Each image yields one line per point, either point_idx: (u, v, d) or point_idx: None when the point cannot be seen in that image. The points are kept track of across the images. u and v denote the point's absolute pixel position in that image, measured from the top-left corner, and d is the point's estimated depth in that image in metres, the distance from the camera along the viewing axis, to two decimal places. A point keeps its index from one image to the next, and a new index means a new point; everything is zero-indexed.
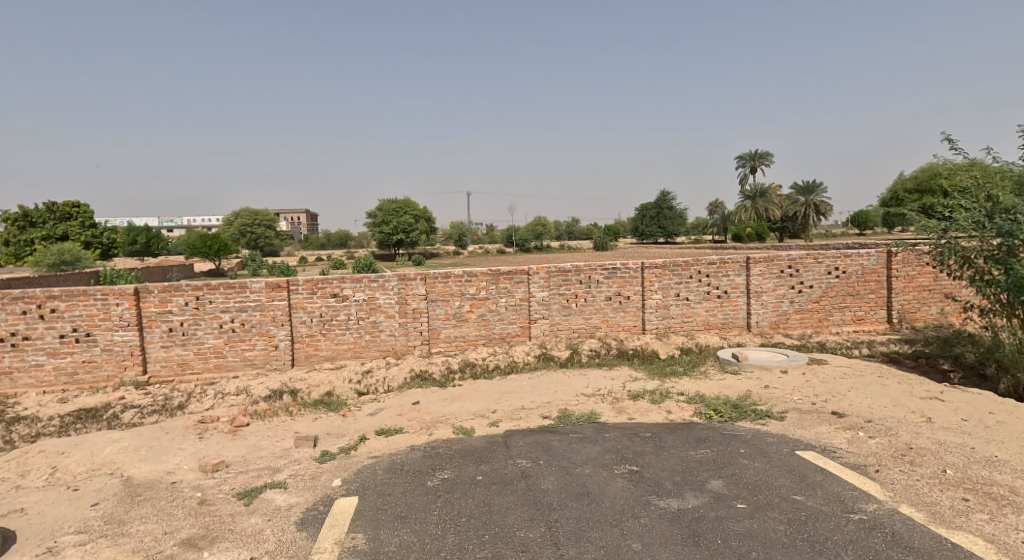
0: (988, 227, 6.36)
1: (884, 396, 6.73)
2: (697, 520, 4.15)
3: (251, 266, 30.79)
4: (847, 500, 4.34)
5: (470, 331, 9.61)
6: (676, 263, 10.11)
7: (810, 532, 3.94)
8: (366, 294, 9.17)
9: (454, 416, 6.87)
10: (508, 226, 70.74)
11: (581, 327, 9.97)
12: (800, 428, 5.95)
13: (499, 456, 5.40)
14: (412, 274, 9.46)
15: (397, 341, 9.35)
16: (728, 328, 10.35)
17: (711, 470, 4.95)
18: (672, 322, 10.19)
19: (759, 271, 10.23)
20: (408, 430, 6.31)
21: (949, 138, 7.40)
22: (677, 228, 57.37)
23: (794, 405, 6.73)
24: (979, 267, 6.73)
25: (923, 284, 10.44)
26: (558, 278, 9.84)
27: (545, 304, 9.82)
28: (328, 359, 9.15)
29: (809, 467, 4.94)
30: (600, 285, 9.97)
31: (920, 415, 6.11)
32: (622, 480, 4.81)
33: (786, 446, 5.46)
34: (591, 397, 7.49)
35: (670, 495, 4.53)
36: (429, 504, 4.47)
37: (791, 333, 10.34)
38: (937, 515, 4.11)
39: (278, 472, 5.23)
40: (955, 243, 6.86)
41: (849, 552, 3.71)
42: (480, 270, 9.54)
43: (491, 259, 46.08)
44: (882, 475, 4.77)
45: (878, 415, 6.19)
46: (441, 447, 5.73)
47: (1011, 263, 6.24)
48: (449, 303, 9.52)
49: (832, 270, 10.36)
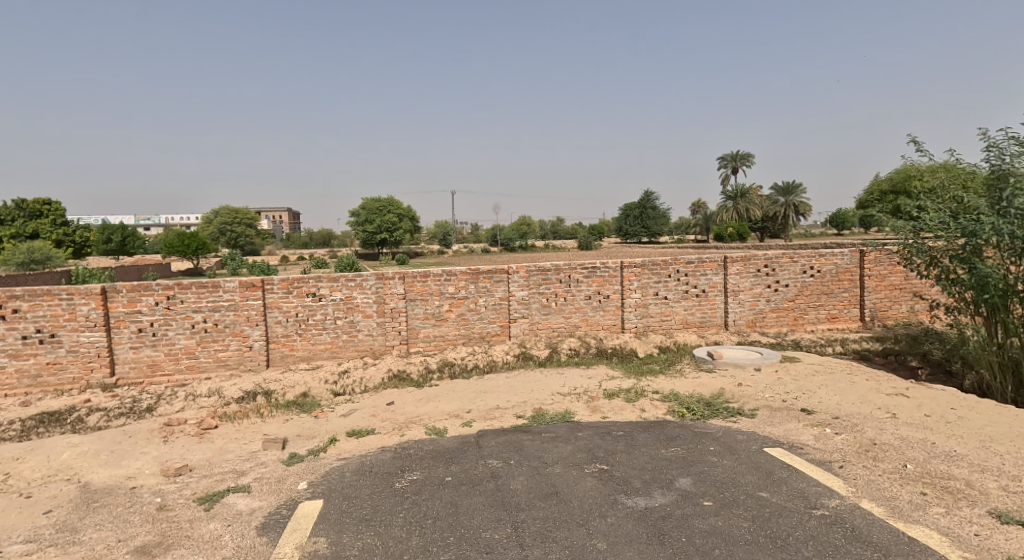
0: (953, 227, 6.42)
1: (853, 393, 6.83)
2: (663, 518, 4.16)
3: (230, 265, 30.34)
4: (810, 496, 4.40)
5: (449, 330, 9.56)
6: (655, 261, 10.18)
7: (773, 528, 3.98)
8: (343, 293, 9.08)
9: (429, 416, 6.82)
10: (493, 225, 70.82)
11: (561, 327, 9.97)
12: (770, 425, 6.03)
13: (470, 456, 5.37)
14: (390, 273, 9.38)
15: (375, 340, 9.26)
16: (706, 327, 10.43)
17: (680, 468, 4.99)
18: (651, 320, 10.24)
19: (736, 271, 10.35)
20: (380, 431, 6.26)
21: (915, 140, 7.43)
22: (662, 229, 58.27)
23: (765, 402, 6.81)
24: (945, 267, 6.75)
25: (894, 283, 10.63)
26: (537, 277, 9.84)
27: (525, 303, 9.82)
28: (304, 359, 9.04)
29: (776, 464, 5.00)
30: (580, 284, 10.01)
31: (885, 411, 6.21)
32: (592, 480, 4.81)
33: (756, 443, 5.51)
34: (566, 396, 7.49)
35: (638, 493, 4.54)
36: (395, 505, 4.42)
37: (766, 331, 10.48)
38: (896, 509, 4.18)
39: (243, 475, 5.14)
40: (923, 244, 6.93)
41: (810, 547, 3.75)
42: (459, 269, 9.50)
43: (474, 258, 45.99)
44: (846, 470, 4.84)
45: (845, 411, 6.29)
46: (413, 448, 5.68)
47: (975, 261, 6.24)
48: (428, 302, 9.46)
49: (808, 269, 10.52)
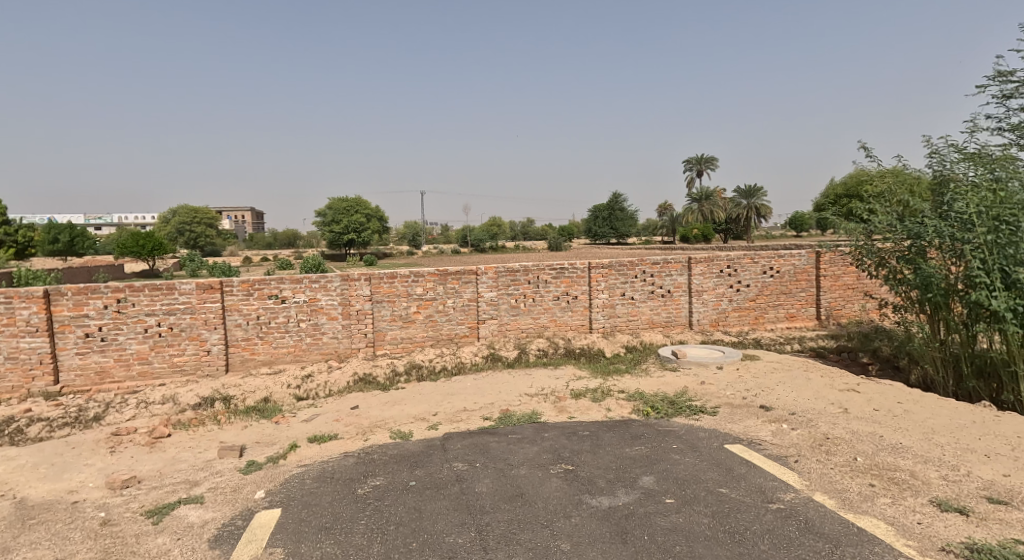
0: (900, 229, 6.67)
1: (808, 389, 7.02)
2: (626, 517, 4.19)
3: (188, 266, 29.48)
4: (767, 490, 4.50)
5: (416, 332, 9.48)
6: (622, 263, 10.32)
7: (732, 523, 4.06)
8: (307, 295, 8.91)
9: (394, 419, 6.75)
10: (462, 226, 70.62)
11: (529, 327, 9.99)
12: (730, 422, 6.15)
13: (435, 460, 5.32)
14: (356, 274, 9.25)
15: (340, 343, 9.11)
16: (671, 326, 10.59)
17: (644, 466, 5.05)
18: (618, 320, 10.34)
19: (700, 271, 10.55)
20: (343, 436, 6.16)
21: (864, 145, 7.70)
22: (629, 230, 59.10)
23: (726, 399, 6.95)
24: (892, 267, 6.96)
25: (847, 283, 10.99)
26: (506, 278, 9.84)
27: (494, 304, 9.80)
28: (265, 363, 8.83)
29: (735, 460, 5.10)
30: (548, 285, 10.04)
31: (838, 406, 6.41)
32: (557, 480, 4.82)
33: (716, 440, 5.62)
34: (533, 397, 7.50)
35: (602, 493, 4.58)
36: (357, 512, 4.35)
37: (729, 330, 10.69)
38: (846, 501, 4.31)
39: (196, 486, 4.99)
40: (873, 245, 7.16)
41: (766, 540, 3.84)
42: (427, 270, 9.41)
43: (443, 259, 45.74)
44: (801, 464, 4.97)
45: (801, 407, 6.47)
46: (376, 452, 5.60)
47: (919, 262, 6.45)
48: (396, 304, 9.36)
49: (767, 269, 10.79)
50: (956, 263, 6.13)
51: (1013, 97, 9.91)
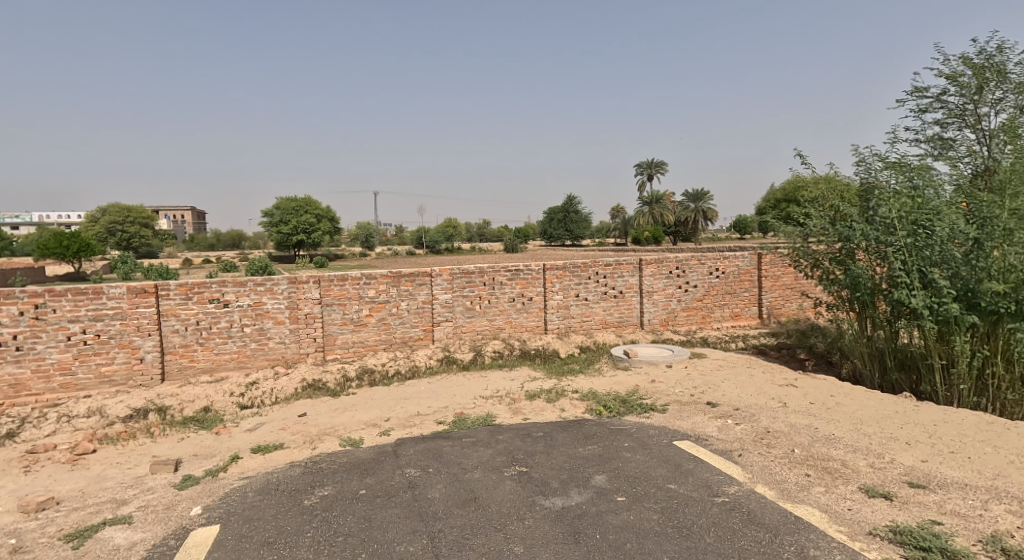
0: (831, 231, 7.03)
1: (751, 385, 7.29)
2: (579, 516, 4.24)
3: (122, 269, 28.04)
4: (713, 485, 4.64)
5: (368, 336, 9.31)
6: (576, 264, 10.45)
7: (681, 518, 4.16)
8: (252, 299, 8.64)
9: (344, 426, 6.62)
10: (416, 227, 69.99)
11: (485, 329, 9.97)
12: (679, 419, 6.31)
13: (387, 466, 5.24)
14: (305, 276, 9.02)
15: (287, 348, 8.87)
16: (624, 326, 10.78)
17: (597, 465, 5.12)
18: (572, 321, 10.45)
19: (650, 272, 10.79)
20: (289, 445, 5.99)
21: (801, 153, 8.09)
22: (583, 232, 59.87)
23: (675, 397, 7.13)
24: (826, 268, 7.32)
25: (787, 283, 11.48)
26: (461, 280, 9.80)
27: (449, 306, 9.74)
28: (205, 371, 8.49)
29: (684, 456, 5.24)
30: (503, 287, 10.06)
31: (778, 400, 6.68)
32: (511, 483, 4.83)
33: (665, 437, 5.76)
34: (488, 399, 7.49)
35: (556, 493, 4.61)
36: (302, 525, 4.23)
37: (678, 329, 10.96)
38: (785, 491, 4.49)
39: (123, 504, 4.75)
40: (808, 247, 7.52)
41: (713, 533, 3.95)
42: (380, 272, 9.25)
43: (397, 261, 45.15)
44: (745, 458, 5.15)
45: (745, 402, 6.70)
46: (324, 461, 5.47)
47: (849, 263, 6.82)
48: (346, 307, 9.15)
49: (713, 270, 11.14)
50: (881, 264, 6.47)
51: (928, 111, 10.59)
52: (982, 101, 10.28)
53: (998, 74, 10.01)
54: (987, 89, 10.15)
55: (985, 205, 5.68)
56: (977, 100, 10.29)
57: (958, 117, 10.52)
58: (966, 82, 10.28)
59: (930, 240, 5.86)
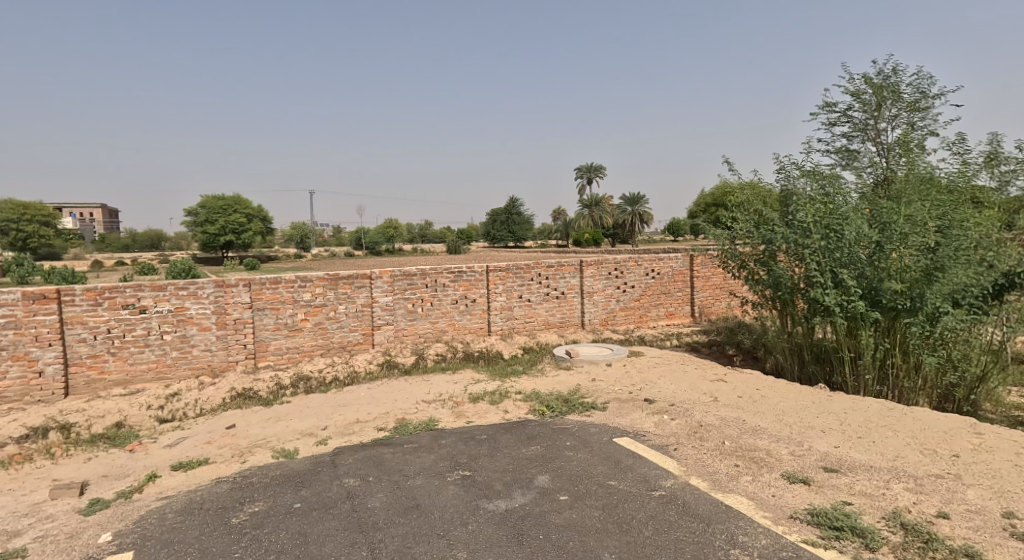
0: (756, 234, 7.47)
1: (685, 381, 7.64)
2: (522, 518, 4.34)
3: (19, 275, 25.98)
4: (651, 479, 4.86)
5: (304, 341, 9.10)
6: (519, 265, 10.57)
7: (620, 514, 4.33)
8: (173, 304, 8.28)
9: (277, 436, 6.47)
10: (355, 228, 68.60)
11: (427, 332, 9.95)
12: (618, 416, 6.54)
13: (324, 477, 5.18)
14: (234, 280, 8.74)
15: (213, 356, 8.53)
16: (566, 326, 11.01)
17: (540, 466, 5.24)
18: (515, 322, 10.59)
19: (591, 273, 11.08)
20: (215, 460, 5.80)
21: (729, 160, 8.69)
22: (524, 234, 60.31)
23: (615, 394, 7.38)
24: (751, 269, 7.75)
25: (716, 283, 12.13)
26: (402, 282, 9.73)
27: (390, 309, 9.66)
28: (119, 384, 8.01)
29: (623, 452, 5.45)
30: (446, 289, 10.06)
31: (709, 395, 7.03)
32: (454, 488, 4.88)
33: (606, 434, 5.96)
34: (430, 403, 7.50)
35: (499, 496, 4.70)
36: (231, 545, 4.13)
37: (618, 329, 11.30)
38: (716, 482, 4.76)
39: (18, 536, 4.47)
40: (735, 249, 7.96)
41: (650, 527, 4.14)
42: (316, 275, 9.10)
43: (335, 264, 44.09)
44: (680, 452, 5.41)
45: (679, 398, 7.02)
46: (255, 475, 5.33)
47: (771, 264, 7.27)
48: (280, 312, 8.93)
49: (650, 272, 11.57)
50: (799, 266, 6.93)
51: (836, 125, 11.41)
52: (881, 117, 11.17)
53: (894, 93, 10.92)
54: (885, 106, 11.04)
55: (886, 211, 6.20)
56: (877, 116, 11.17)
57: (861, 131, 11.39)
58: (867, 99, 11.15)
59: (840, 243, 6.33)
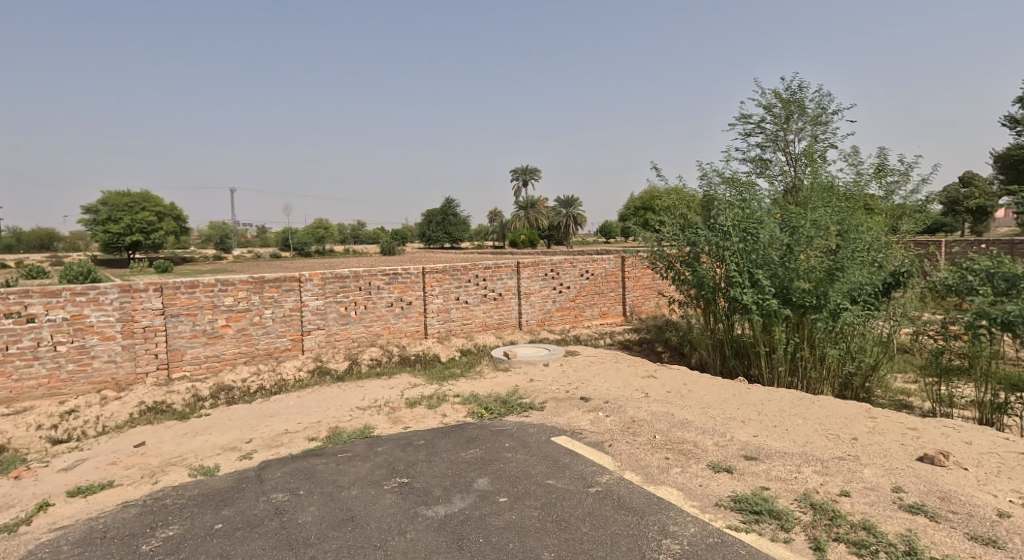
0: (682, 237, 7.86)
1: (618, 378, 7.92)
2: (461, 523, 4.39)
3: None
4: (588, 476, 5.03)
5: (226, 349, 8.72)
6: (456, 267, 10.61)
7: (558, 512, 4.46)
8: (69, 312, 7.76)
9: (194, 452, 6.21)
10: (283, 230, 66.18)
11: (361, 336, 9.78)
12: (556, 415, 6.70)
13: (249, 494, 5.03)
14: (143, 283, 8.25)
15: (119, 368, 8.04)
16: (503, 327, 11.12)
17: (479, 469, 5.31)
18: (453, 324, 10.60)
19: (527, 274, 11.26)
20: (122, 483, 5.49)
21: (657, 166, 9.26)
22: (461, 235, 60.13)
23: (552, 394, 7.56)
24: (677, 270, 8.12)
25: (647, 283, 12.65)
26: (334, 285, 9.53)
27: (321, 313, 9.43)
28: (3, 403, 7.32)
29: (560, 451, 5.60)
30: (381, 291, 9.94)
31: (641, 391, 7.33)
32: (392, 496, 4.86)
33: (544, 434, 6.10)
34: (365, 410, 7.41)
35: (438, 502, 4.73)
36: None
37: (554, 329, 11.54)
38: (648, 475, 4.99)
39: None
40: (663, 251, 8.33)
41: (588, 523, 4.29)
42: (239, 278, 8.76)
43: (263, 267, 42.34)
44: (614, 447, 5.62)
45: (613, 395, 7.27)
46: (168, 497, 5.09)
47: (695, 266, 7.67)
48: (197, 318, 8.51)
49: (585, 272, 11.89)
50: (720, 267, 7.36)
51: (750, 136, 12.13)
52: (790, 129, 11.98)
53: (800, 108, 11.74)
54: (793, 119, 11.86)
55: (795, 216, 6.68)
56: (786, 128, 11.97)
57: (773, 142, 12.17)
58: (778, 113, 11.92)
59: (756, 245, 6.78)
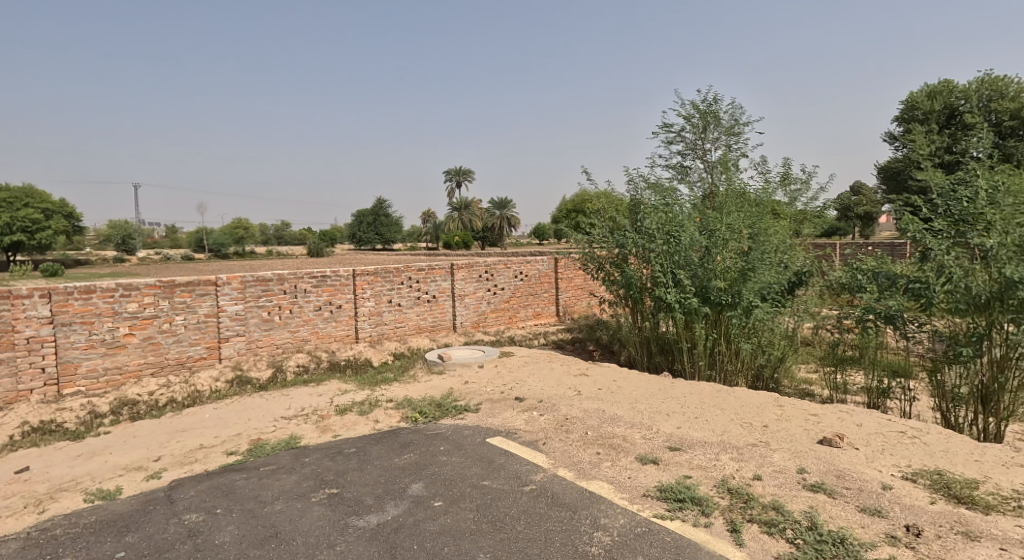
0: (611, 239, 8.14)
1: (552, 377, 8.11)
2: (395, 530, 4.38)
3: None
4: (523, 475, 5.15)
5: (129, 360, 8.13)
6: (388, 269, 10.49)
7: (494, 513, 4.54)
8: None
9: (91, 475, 5.84)
10: (200, 230, 62.78)
11: (286, 343, 9.47)
12: (491, 416, 6.79)
13: (158, 517, 4.78)
14: (30, 289, 7.56)
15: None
16: (437, 330, 11.10)
17: (412, 474, 5.31)
18: (385, 327, 10.46)
19: (462, 276, 11.30)
20: (5, 514, 5.07)
21: (588, 170, 9.77)
22: (393, 237, 59.18)
23: (487, 395, 7.64)
24: (607, 271, 8.38)
25: (579, 284, 13.01)
26: (255, 289, 9.19)
27: (240, 318, 9.05)
28: None
29: (496, 451, 5.69)
30: (308, 295, 9.68)
31: (573, 389, 7.55)
32: (320, 508, 4.78)
33: (479, 435, 6.17)
34: (291, 420, 7.21)
35: (370, 511, 4.69)
36: None
37: (489, 330, 11.63)
38: (581, 470, 5.17)
39: None
40: (594, 253, 8.59)
41: (523, 521, 4.39)
42: (145, 282, 8.25)
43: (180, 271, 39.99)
44: (548, 445, 5.77)
45: (547, 394, 7.44)
46: (59, 527, 4.74)
47: (624, 267, 7.96)
48: (95, 327, 7.88)
49: (518, 274, 12.06)
50: (646, 267, 7.68)
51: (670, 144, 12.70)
52: (706, 139, 12.66)
53: (715, 119, 12.42)
54: (709, 129, 12.53)
55: (713, 220, 7.10)
56: (703, 137, 12.64)
57: (691, 150, 12.82)
58: (696, 123, 12.56)
59: (678, 247, 7.13)
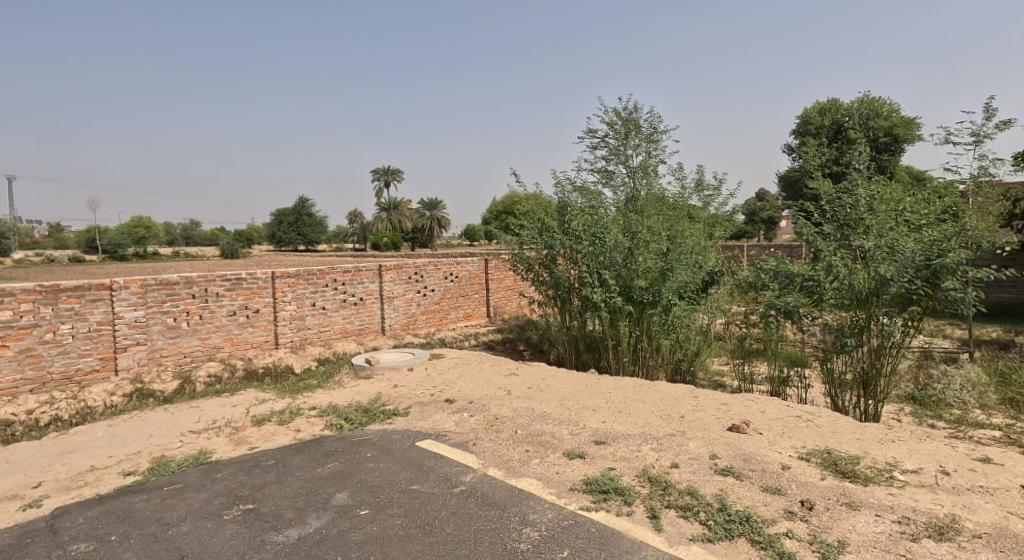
0: (539, 240, 8.29)
1: (482, 378, 8.17)
2: (317, 543, 4.28)
3: None
4: (452, 477, 5.16)
5: (4, 375, 7.41)
6: (310, 271, 10.18)
7: (422, 517, 4.53)
8: None
9: None
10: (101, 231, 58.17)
11: (195, 351, 8.98)
12: (420, 420, 6.75)
13: (41, 549, 4.40)
14: None
15: None
16: (365, 333, 10.88)
17: (336, 483, 5.20)
18: (308, 332, 10.15)
19: (390, 278, 11.15)
20: None
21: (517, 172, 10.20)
22: (316, 237, 57.26)
23: (416, 398, 7.59)
24: (535, 271, 8.52)
25: (509, 285, 13.16)
26: (157, 294, 8.65)
27: (141, 325, 8.50)
28: None
29: (425, 455, 5.67)
30: (221, 299, 9.25)
31: (502, 389, 7.63)
32: (233, 526, 4.59)
33: (408, 440, 6.12)
34: (200, 434, 6.86)
35: (290, 525, 4.56)
36: None
37: (418, 333, 11.54)
38: (511, 469, 5.25)
39: None
40: (523, 254, 8.73)
41: (451, 523, 4.41)
42: (22, 287, 7.56)
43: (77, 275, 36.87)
44: (478, 446, 5.81)
45: (476, 395, 7.48)
46: None
47: (551, 267, 8.14)
48: None
49: (448, 275, 12.05)
50: (574, 268, 7.88)
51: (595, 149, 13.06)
52: (628, 145, 13.13)
53: (636, 126, 12.91)
54: (631, 136, 13.01)
55: (636, 223, 7.41)
56: (625, 143, 13.10)
57: (615, 155, 13.26)
58: (618, 129, 13.00)
59: (603, 248, 7.39)
